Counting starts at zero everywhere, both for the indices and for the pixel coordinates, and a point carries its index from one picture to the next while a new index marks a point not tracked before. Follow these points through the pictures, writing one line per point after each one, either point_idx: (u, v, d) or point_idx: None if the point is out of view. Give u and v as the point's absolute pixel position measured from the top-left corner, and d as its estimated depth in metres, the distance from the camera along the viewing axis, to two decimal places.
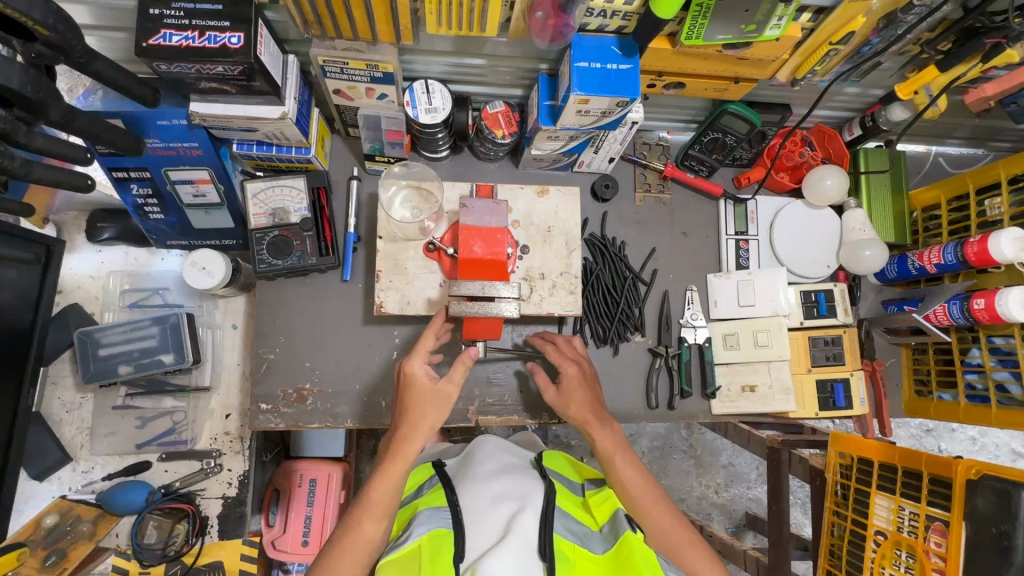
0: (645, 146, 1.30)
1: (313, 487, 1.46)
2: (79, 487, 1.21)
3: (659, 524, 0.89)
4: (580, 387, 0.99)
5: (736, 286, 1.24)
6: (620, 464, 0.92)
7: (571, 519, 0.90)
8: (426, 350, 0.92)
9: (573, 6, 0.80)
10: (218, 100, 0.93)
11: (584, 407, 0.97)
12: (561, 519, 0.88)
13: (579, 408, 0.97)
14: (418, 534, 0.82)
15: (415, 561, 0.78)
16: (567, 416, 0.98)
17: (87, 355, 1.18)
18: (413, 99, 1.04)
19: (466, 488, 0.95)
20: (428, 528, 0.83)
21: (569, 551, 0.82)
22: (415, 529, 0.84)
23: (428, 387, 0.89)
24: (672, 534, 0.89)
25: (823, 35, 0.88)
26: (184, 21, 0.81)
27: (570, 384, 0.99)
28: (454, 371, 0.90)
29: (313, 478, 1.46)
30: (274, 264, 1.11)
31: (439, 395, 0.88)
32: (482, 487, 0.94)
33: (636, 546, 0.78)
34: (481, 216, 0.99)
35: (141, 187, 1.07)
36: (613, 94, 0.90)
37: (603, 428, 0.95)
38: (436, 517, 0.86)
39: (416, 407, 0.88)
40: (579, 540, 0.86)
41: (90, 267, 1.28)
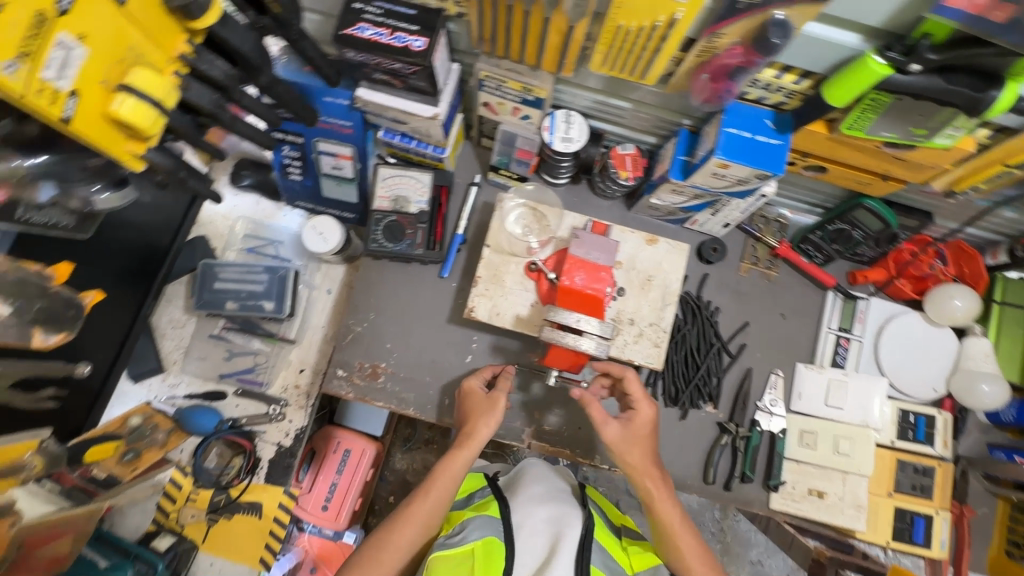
0: (763, 219, 1.27)
1: (346, 456, 1.51)
2: (163, 398, 1.32)
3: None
4: (647, 435, 0.97)
5: (827, 385, 1.18)
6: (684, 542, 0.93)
7: (610, 554, 0.93)
8: (483, 373, 1.10)
9: (741, 76, 0.81)
10: (383, 90, 1.02)
11: (647, 470, 0.95)
12: (597, 554, 0.91)
13: (643, 461, 0.95)
14: (475, 536, 0.89)
15: (467, 564, 0.87)
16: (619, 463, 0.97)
17: (204, 284, 1.30)
18: (552, 125, 1.09)
19: (518, 509, 0.97)
20: (484, 532, 0.90)
21: None
22: (471, 531, 0.90)
23: (480, 397, 1.04)
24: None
25: (998, 155, 0.83)
26: (380, 19, 0.89)
27: (638, 423, 0.97)
28: (501, 384, 1.05)
29: (348, 448, 1.51)
30: (385, 246, 1.18)
31: (489, 401, 1.02)
32: (531, 510, 0.97)
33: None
34: (592, 250, 1.03)
35: (292, 150, 1.18)
36: (755, 165, 0.89)
37: (667, 502, 0.94)
38: (488, 523, 0.92)
39: (473, 422, 1.00)
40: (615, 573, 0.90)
41: (225, 206, 1.41)
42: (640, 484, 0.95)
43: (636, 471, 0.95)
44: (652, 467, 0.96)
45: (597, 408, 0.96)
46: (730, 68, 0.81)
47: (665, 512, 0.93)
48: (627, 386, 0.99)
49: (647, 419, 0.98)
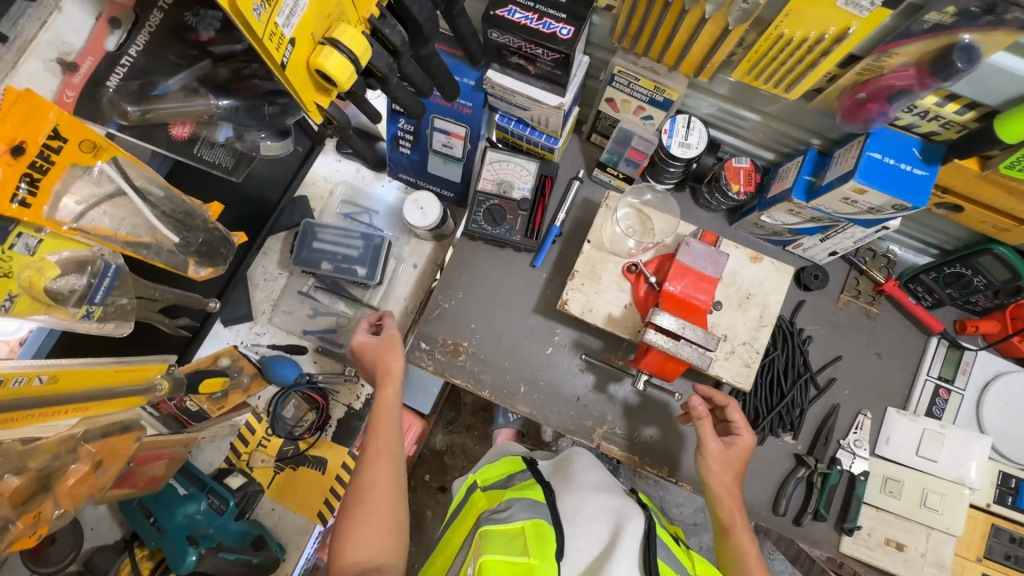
0: (869, 252, 1.23)
1: None
2: (248, 344, 1.39)
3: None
4: (740, 460, 1.02)
5: (920, 434, 1.12)
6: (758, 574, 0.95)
7: (674, 554, 0.88)
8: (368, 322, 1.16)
9: (902, 100, 0.77)
10: (513, 74, 1.03)
11: (732, 497, 1.01)
12: (663, 548, 0.86)
13: (724, 482, 1.01)
14: (523, 517, 0.85)
15: (519, 542, 0.81)
16: (708, 481, 1.01)
17: (303, 243, 1.34)
18: (672, 128, 1.07)
19: (569, 497, 0.94)
20: (532, 514, 0.85)
21: None
22: (518, 512, 0.86)
23: (371, 343, 1.10)
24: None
25: None
26: (530, 4, 0.90)
27: (735, 451, 1.01)
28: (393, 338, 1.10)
29: None
30: (484, 229, 1.20)
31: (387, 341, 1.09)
32: (585, 499, 0.93)
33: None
34: (698, 260, 1.01)
35: (407, 123, 1.21)
36: (895, 194, 0.86)
37: (745, 530, 0.99)
38: (536, 507, 0.88)
39: (382, 360, 1.08)
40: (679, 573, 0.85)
41: (327, 170, 1.47)
42: (724, 509, 1.00)
43: (723, 494, 1.01)
44: (737, 495, 1.01)
45: (705, 424, 1.01)
46: (893, 90, 0.77)
47: (740, 539, 0.98)
48: (729, 414, 1.03)
49: (744, 448, 1.02)
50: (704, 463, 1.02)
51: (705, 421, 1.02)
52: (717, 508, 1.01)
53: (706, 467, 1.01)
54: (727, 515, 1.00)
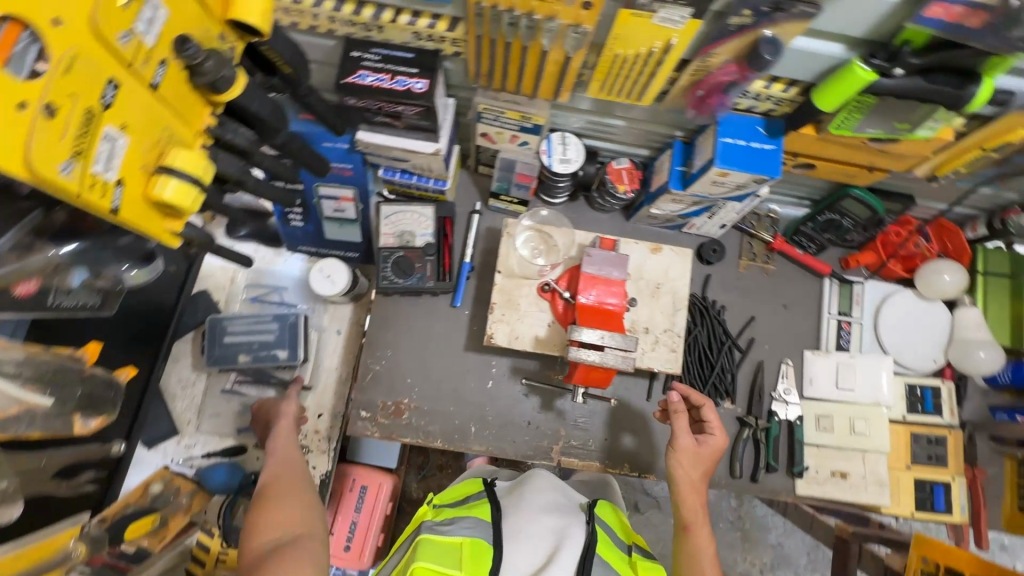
0: (754, 216, 1.32)
1: (363, 493, 1.50)
2: (180, 460, 1.29)
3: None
4: (710, 457, 1.06)
5: (835, 368, 1.23)
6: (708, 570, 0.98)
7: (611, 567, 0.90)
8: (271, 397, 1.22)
9: (734, 89, 0.85)
10: (383, 131, 1.03)
11: (695, 493, 1.05)
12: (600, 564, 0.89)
13: (688, 477, 1.05)
14: (463, 534, 0.90)
15: (455, 557, 0.86)
16: (675, 477, 1.05)
17: (213, 340, 1.28)
18: (550, 148, 1.12)
19: (520, 517, 0.98)
20: (471, 532, 0.90)
21: None
22: (460, 528, 0.91)
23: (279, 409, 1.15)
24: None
25: (974, 141, 0.89)
26: (379, 65, 0.90)
27: (706, 450, 1.06)
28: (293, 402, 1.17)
29: (364, 484, 1.50)
30: (396, 282, 1.19)
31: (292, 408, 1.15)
32: (531, 517, 0.97)
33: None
34: (602, 266, 1.05)
35: (291, 197, 1.18)
36: (753, 171, 0.94)
37: (703, 529, 1.02)
38: (478, 524, 0.92)
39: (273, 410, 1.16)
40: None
41: (223, 258, 1.40)
42: (683, 508, 1.04)
43: (689, 490, 1.04)
44: (701, 491, 1.05)
45: (680, 420, 1.05)
46: (724, 84, 0.85)
47: (698, 538, 1.01)
48: (706, 414, 1.07)
49: (715, 448, 1.06)
50: (675, 457, 1.05)
51: (682, 416, 1.05)
52: (679, 503, 1.05)
53: (678, 462, 1.05)
54: (688, 502, 1.04)
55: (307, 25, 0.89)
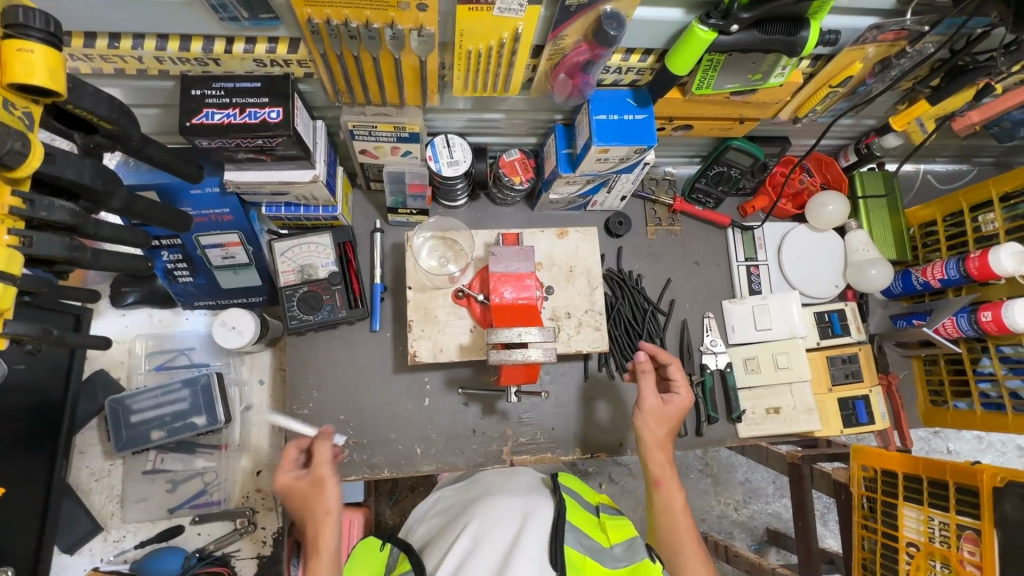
0: (653, 181, 1.35)
1: (334, 535, 1.43)
2: (111, 557, 1.19)
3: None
4: (678, 413, 1.03)
5: (752, 311, 1.29)
6: (682, 526, 0.93)
7: (583, 533, 0.86)
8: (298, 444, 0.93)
9: (593, 68, 0.85)
10: (252, 167, 0.97)
11: (662, 451, 0.99)
12: (572, 533, 0.85)
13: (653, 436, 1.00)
14: None
15: None
16: (639, 432, 1.01)
17: (119, 423, 1.18)
18: (435, 153, 1.09)
19: (485, 504, 0.93)
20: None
21: (584, 568, 0.80)
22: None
23: (303, 481, 0.87)
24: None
25: (823, 79, 0.93)
26: (225, 100, 0.84)
27: (672, 407, 1.03)
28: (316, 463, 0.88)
29: (334, 526, 1.43)
30: (306, 320, 1.13)
31: (313, 480, 0.86)
32: (493, 502, 0.93)
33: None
34: (509, 263, 1.03)
35: (171, 253, 1.10)
36: (631, 143, 0.95)
37: (673, 486, 0.97)
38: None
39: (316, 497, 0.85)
40: (590, 552, 0.83)
41: (115, 331, 1.28)
42: (652, 463, 0.99)
43: (653, 447, 1.00)
44: (667, 446, 1.01)
45: (646, 380, 1.03)
46: (581, 64, 0.85)
47: (669, 494, 0.96)
48: (671, 372, 1.06)
49: (681, 407, 1.03)
50: (639, 416, 1.02)
51: (649, 375, 1.04)
52: (646, 459, 1.00)
53: (643, 421, 1.01)
54: (653, 456, 0.99)
55: (134, 70, 0.83)
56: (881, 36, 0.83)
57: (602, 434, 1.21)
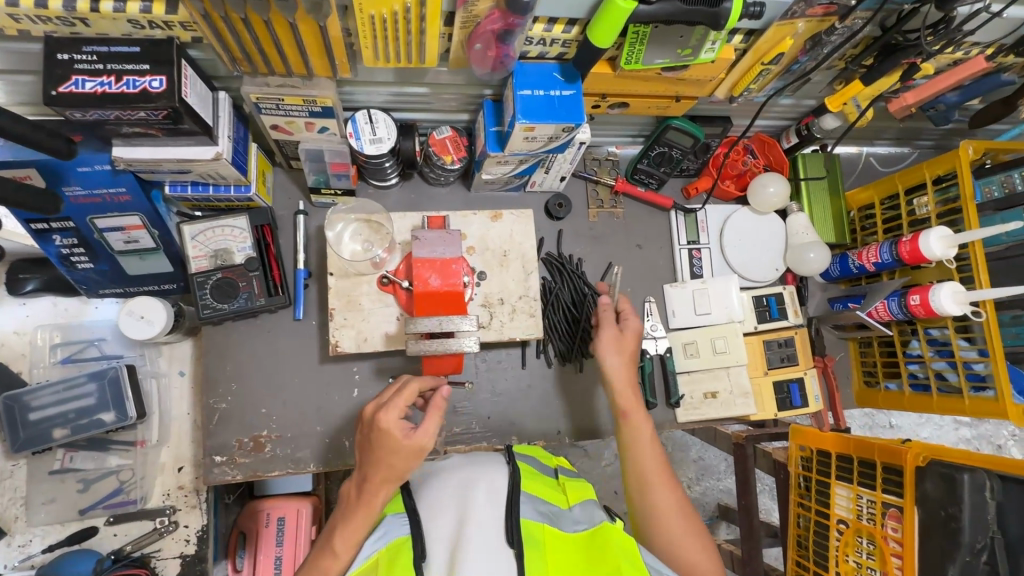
0: (595, 162, 1.31)
1: (282, 525, 1.37)
2: (16, 563, 1.11)
3: (667, 504, 0.90)
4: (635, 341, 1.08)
5: (692, 296, 1.27)
6: (649, 455, 0.96)
7: (540, 499, 0.80)
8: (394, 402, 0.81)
9: (512, 38, 0.79)
10: (143, 143, 0.88)
11: (627, 386, 1.02)
12: (528, 500, 0.78)
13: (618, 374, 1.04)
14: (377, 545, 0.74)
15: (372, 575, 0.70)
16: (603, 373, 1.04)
17: (16, 421, 1.09)
18: (356, 129, 1.01)
19: (429, 489, 0.83)
20: (388, 538, 0.74)
21: (541, 533, 0.73)
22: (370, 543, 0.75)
23: (403, 442, 0.77)
24: (679, 516, 0.90)
25: (756, 56, 0.89)
26: (98, 66, 0.75)
27: (628, 336, 1.08)
28: (430, 421, 0.80)
29: (281, 516, 1.37)
30: (220, 309, 1.06)
31: (415, 451, 0.77)
32: (442, 479, 0.84)
33: (614, 535, 0.73)
34: (434, 247, 0.98)
35: (64, 237, 1.00)
36: (558, 121, 0.89)
37: (641, 416, 1.00)
38: (397, 525, 0.76)
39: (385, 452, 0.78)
40: (547, 519, 0.76)
41: (15, 321, 1.18)
42: (620, 398, 1.01)
43: (616, 377, 1.03)
44: (634, 375, 1.05)
45: (435, 418, 0.80)
46: (498, 33, 0.79)
47: (637, 422, 0.99)
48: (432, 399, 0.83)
49: (636, 331, 1.10)
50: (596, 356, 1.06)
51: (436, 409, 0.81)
52: (614, 393, 1.02)
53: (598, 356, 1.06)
54: (618, 394, 1.01)
55: None
56: (810, 11, 0.79)
57: (539, 422, 1.20)
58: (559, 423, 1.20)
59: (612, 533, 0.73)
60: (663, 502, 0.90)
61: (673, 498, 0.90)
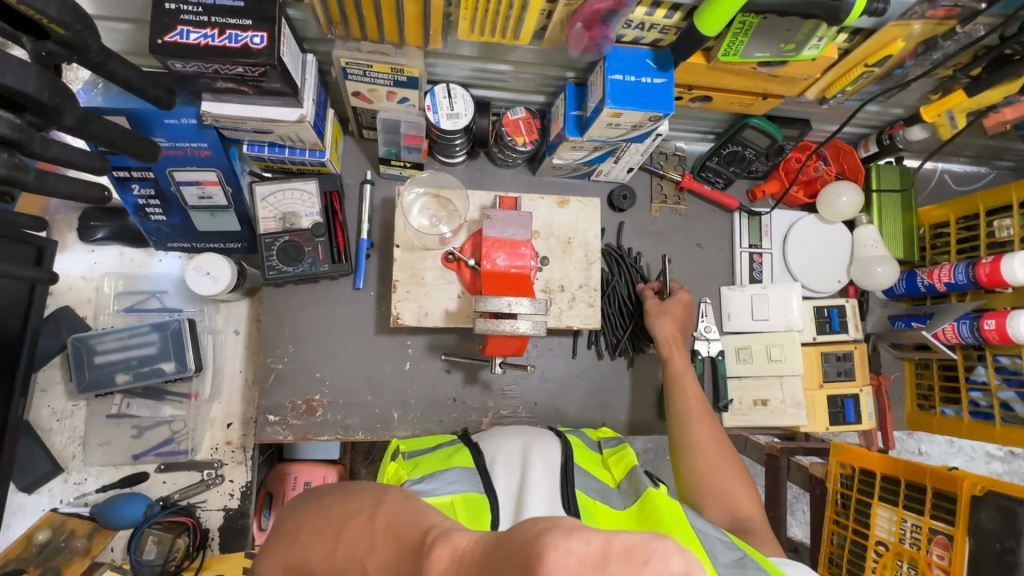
0: (662, 156, 1.28)
1: (308, 491, 1.32)
2: (71, 500, 1.15)
3: (701, 439, 0.99)
4: (679, 306, 1.13)
5: (751, 301, 1.24)
6: (689, 394, 1.04)
7: (591, 475, 0.81)
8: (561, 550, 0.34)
9: (615, 19, 0.78)
10: (232, 100, 0.88)
11: (669, 333, 1.11)
12: (579, 475, 0.79)
13: (663, 327, 1.11)
14: (450, 489, 0.72)
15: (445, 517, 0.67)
16: (652, 332, 1.12)
17: (82, 363, 1.12)
18: (434, 103, 1.00)
19: (489, 448, 0.83)
20: (461, 487, 0.72)
21: (593, 508, 0.75)
22: (444, 483, 0.73)
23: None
24: (716, 451, 0.97)
25: (859, 57, 0.86)
26: (203, 18, 0.76)
27: (673, 301, 1.14)
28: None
29: (308, 481, 1.32)
30: (284, 271, 1.07)
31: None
32: (501, 439, 0.84)
33: (663, 505, 0.70)
34: (504, 227, 0.97)
35: (143, 187, 1.02)
36: (646, 109, 0.88)
37: (682, 359, 1.09)
38: (470, 476, 0.74)
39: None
40: (601, 497, 0.78)
41: (83, 267, 1.21)
42: (665, 347, 1.10)
43: (666, 335, 1.11)
44: (680, 331, 1.12)
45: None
46: (602, 14, 0.77)
47: (676, 366, 1.08)
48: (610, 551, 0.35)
49: (684, 301, 1.14)
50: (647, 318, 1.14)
51: None
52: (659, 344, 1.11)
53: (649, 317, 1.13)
54: (664, 347, 1.10)
55: None
56: (931, 12, 0.76)
57: (584, 412, 1.19)
58: (605, 415, 1.19)
59: (660, 502, 0.71)
60: (700, 437, 0.99)
61: (710, 434, 0.99)
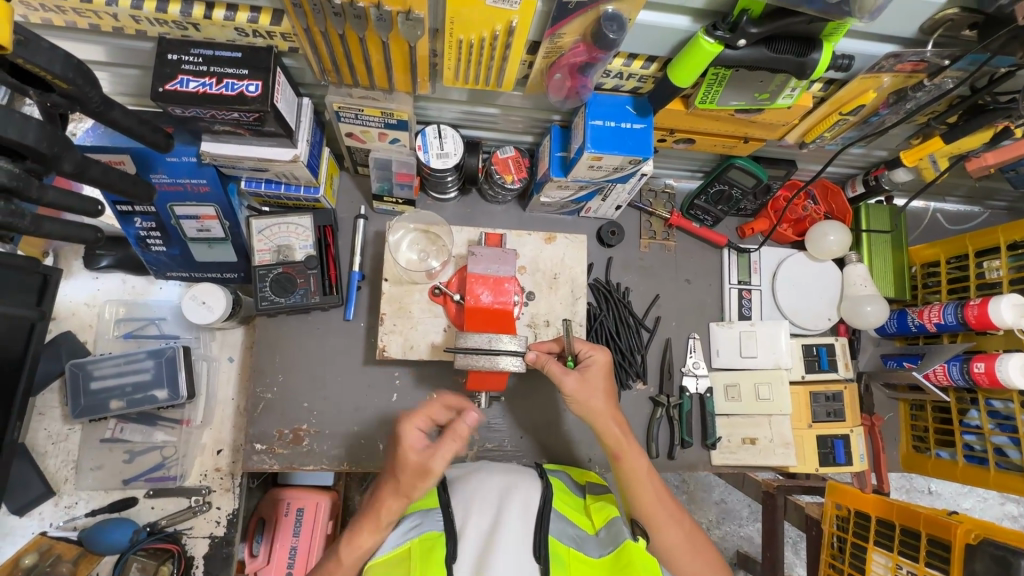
0: (651, 193, 1.31)
1: (300, 517, 1.33)
2: (61, 523, 1.17)
3: (671, 541, 0.87)
4: (602, 373, 0.92)
5: (739, 337, 1.24)
6: (649, 493, 0.88)
7: (567, 520, 0.80)
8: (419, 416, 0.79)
9: (591, 70, 0.81)
10: (230, 140, 0.92)
11: (612, 420, 0.90)
12: (555, 521, 0.78)
13: (594, 406, 0.90)
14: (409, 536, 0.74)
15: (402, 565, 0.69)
16: (586, 413, 0.91)
17: (78, 389, 1.16)
18: (425, 142, 1.04)
19: (463, 485, 0.83)
20: (421, 529, 0.74)
21: (566, 556, 0.73)
22: (407, 530, 0.75)
23: (411, 459, 0.75)
24: (686, 550, 0.87)
25: (835, 105, 0.89)
26: (202, 68, 0.80)
27: (594, 373, 0.92)
28: (443, 445, 0.75)
29: (301, 507, 1.33)
30: (277, 302, 1.10)
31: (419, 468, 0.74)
32: (478, 479, 0.83)
33: (639, 561, 0.70)
34: (488, 264, 0.98)
35: (145, 221, 1.06)
36: (626, 153, 0.90)
37: (635, 452, 0.89)
38: (430, 516, 0.76)
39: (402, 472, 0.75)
40: (575, 543, 0.76)
41: (87, 294, 1.26)
42: (610, 436, 0.90)
43: (602, 420, 0.90)
44: (615, 412, 0.91)
45: (449, 445, 0.75)
46: (579, 65, 0.80)
47: (633, 464, 0.88)
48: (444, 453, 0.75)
49: (603, 366, 0.93)
50: (573, 406, 0.91)
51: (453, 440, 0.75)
52: (602, 435, 0.90)
53: (575, 404, 0.90)
54: (600, 426, 0.90)
55: (109, 27, 0.79)
56: (898, 66, 0.79)
57: (569, 448, 1.18)
58: (590, 451, 1.18)
59: (636, 556, 0.71)
60: (671, 540, 0.87)
61: (682, 535, 0.87)
